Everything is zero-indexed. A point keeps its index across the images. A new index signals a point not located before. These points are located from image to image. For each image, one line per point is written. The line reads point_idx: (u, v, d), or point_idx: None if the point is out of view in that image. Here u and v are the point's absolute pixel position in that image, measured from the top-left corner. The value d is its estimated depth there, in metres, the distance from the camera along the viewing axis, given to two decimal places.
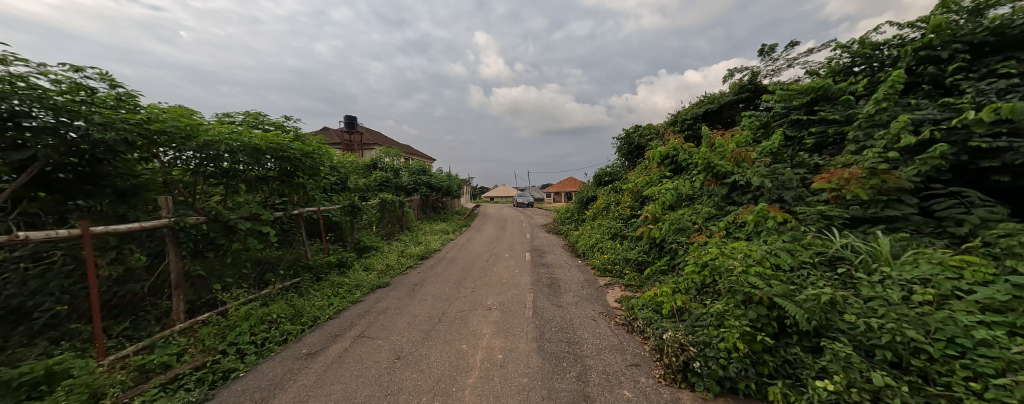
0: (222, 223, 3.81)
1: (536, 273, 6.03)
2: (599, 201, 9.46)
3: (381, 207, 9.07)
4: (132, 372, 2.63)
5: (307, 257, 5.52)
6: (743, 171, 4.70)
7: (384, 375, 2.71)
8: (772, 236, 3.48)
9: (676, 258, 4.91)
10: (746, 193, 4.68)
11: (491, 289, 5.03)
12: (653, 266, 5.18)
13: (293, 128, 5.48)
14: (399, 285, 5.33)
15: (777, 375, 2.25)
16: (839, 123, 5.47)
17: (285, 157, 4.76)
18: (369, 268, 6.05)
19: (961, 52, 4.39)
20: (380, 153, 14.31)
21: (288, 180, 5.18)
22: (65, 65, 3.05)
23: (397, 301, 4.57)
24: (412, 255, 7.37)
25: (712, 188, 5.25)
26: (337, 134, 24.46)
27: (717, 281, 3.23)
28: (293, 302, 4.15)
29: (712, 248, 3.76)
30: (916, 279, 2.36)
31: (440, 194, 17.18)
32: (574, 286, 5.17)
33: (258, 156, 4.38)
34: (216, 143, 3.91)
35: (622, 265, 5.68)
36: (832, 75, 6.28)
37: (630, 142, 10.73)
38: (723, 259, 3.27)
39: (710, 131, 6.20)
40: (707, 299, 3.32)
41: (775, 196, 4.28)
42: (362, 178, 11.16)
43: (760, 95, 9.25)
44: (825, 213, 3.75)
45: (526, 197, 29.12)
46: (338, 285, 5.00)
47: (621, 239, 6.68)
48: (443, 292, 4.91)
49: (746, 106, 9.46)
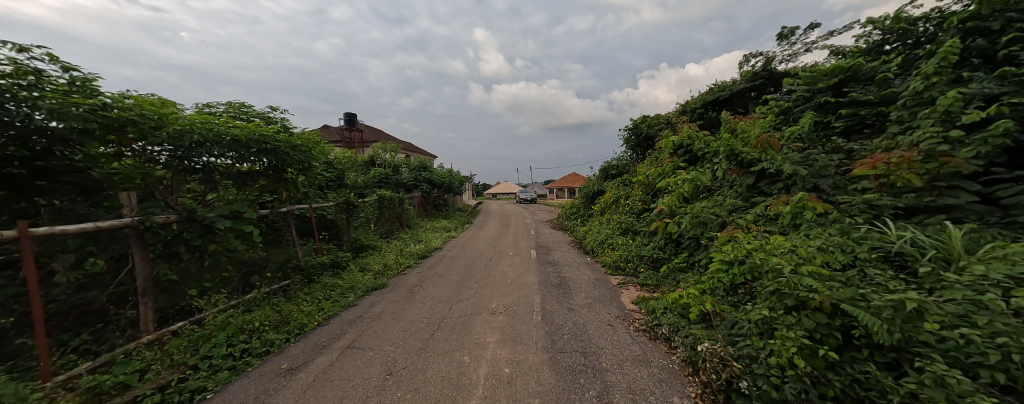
0: (199, 222, 3.41)
1: (543, 271, 5.65)
2: (608, 194, 9.05)
3: (380, 204, 8.74)
4: (82, 395, 2.25)
5: (298, 258, 5.06)
6: (772, 157, 4.26)
7: (373, 397, 2.33)
8: (816, 230, 3.09)
9: (695, 254, 4.64)
10: (777, 182, 4.22)
11: (495, 291, 4.65)
12: (669, 264, 4.91)
13: (280, 121, 5.12)
14: (397, 287, 4.97)
15: (845, 399, 1.85)
16: (872, 106, 5.15)
17: (269, 149, 4.39)
18: (365, 268, 5.73)
19: (1016, 21, 3.98)
20: (378, 149, 13.78)
21: (277, 176, 4.84)
22: (7, 43, 2.67)
23: (393, 304, 4.19)
24: (412, 254, 7.03)
25: (734, 178, 4.81)
26: (338, 132, 24.24)
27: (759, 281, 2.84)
28: (279, 308, 3.83)
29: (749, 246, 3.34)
30: (1013, 280, 1.94)
31: (441, 191, 16.81)
32: (585, 286, 4.79)
33: (237, 148, 4.01)
34: (185, 135, 3.52)
35: (635, 263, 5.34)
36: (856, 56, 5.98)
37: (638, 132, 10.28)
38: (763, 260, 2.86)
39: (729, 117, 5.78)
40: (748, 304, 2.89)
41: (811, 184, 3.85)
42: (359, 175, 10.77)
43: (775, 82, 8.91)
44: (871, 202, 3.34)
45: (529, 192, 28.67)
46: (331, 288, 4.67)
47: (633, 235, 6.28)
48: (444, 294, 4.54)
49: (760, 94, 9.10)
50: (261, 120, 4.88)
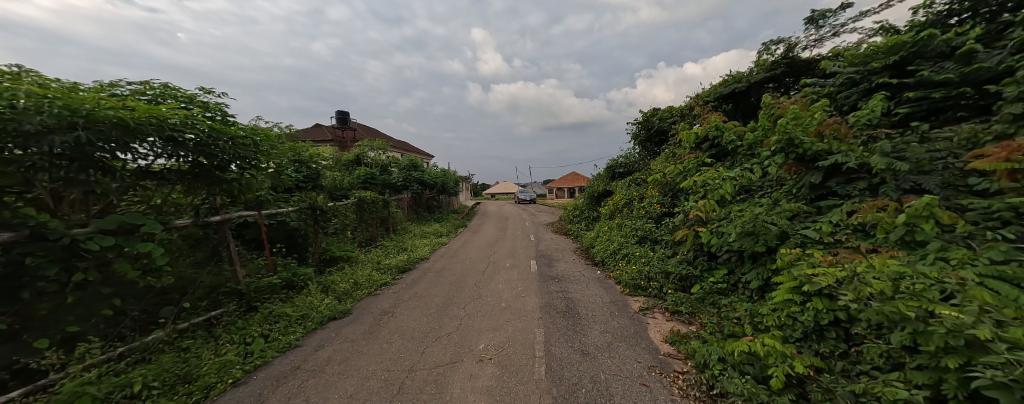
0: (55, 242, 2.39)
1: (546, 291, 4.62)
2: (617, 195, 8.05)
3: (359, 207, 7.69)
4: None
5: (238, 280, 4.00)
6: (847, 148, 3.25)
7: None
8: (958, 253, 2.09)
9: (739, 273, 3.71)
10: (855, 182, 3.21)
11: (485, 322, 3.63)
12: (704, 285, 3.95)
13: (206, 106, 4.03)
14: (363, 314, 3.95)
15: None
16: (948, 87, 4.18)
17: (182, 139, 3.28)
18: (329, 288, 4.69)
19: None
20: (365, 147, 12.69)
21: (212, 176, 3.82)
22: None
23: (350, 345, 3.18)
24: (390, 267, 6.00)
25: (789, 176, 3.80)
26: (329, 130, 23.11)
27: (902, 337, 1.84)
28: (188, 357, 2.80)
29: (853, 274, 2.37)
30: None
31: (434, 192, 15.80)
32: (600, 315, 3.76)
33: (125, 136, 2.81)
34: (27, 114, 2.36)
35: (659, 282, 4.34)
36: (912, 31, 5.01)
37: (649, 126, 9.26)
38: (916, 309, 1.85)
39: (770, 100, 4.76)
40: (869, 374, 2.01)
41: (910, 184, 2.86)
42: (341, 174, 9.70)
43: (796, 73, 7.93)
44: (1019, 208, 2.31)
45: (528, 192, 27.68)
46: (275, 319, 3.64)
47: (652, 244, 5.28)
48: (419, 328, 3.53)
49: (778, 88, 8.12)
50: (178, 104, 3.77)
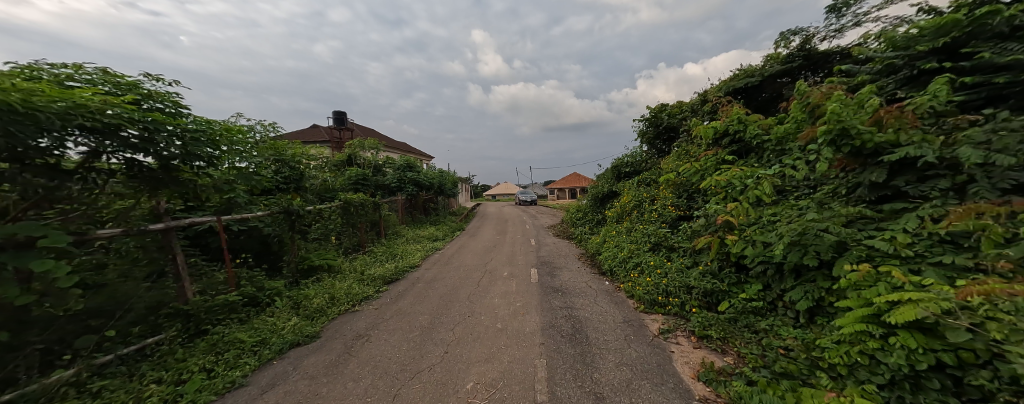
0: None
1: (548, 308, 4.00)
2: (625, 197, 7.45)
3: (345, 210, 7.11)
4: None
5: (187, 298, 3.42)
6: (918, 139, 2.65)
7: None
8: None
9: (778, 289, 3.11)
10: (931, 180, 2.61)
11: (476, 349, 3.03)
12: (735, 302, 3.35)
13: (150, 95, 3.40)
14: (334, 339, 3.36)
15: None
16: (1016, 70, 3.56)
17: (102, 130, 2.73)
18: (301, 304, 4.11)
19: None
20: (358, 147, 12.11)
21: (155, 176, 3.27)
22: None
23: (309, 383, 2.60)
24: (376, 277, 5.42)
25: (837, 173, 3.20)
26: (326, 131, 22.53)
27: None
28: None
29: (964, 304, 1.79)
30: None
31: (431, 194, 15.21)
32: (614, 340, 3.15)
33: (19, 125, 2.30)
34: None
35: (680, 297, 3.74)
36: (957, 8, 4.22)
37: (657, 123, 8.66)
38: None
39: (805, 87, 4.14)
40: None
41: (1010, 183, 2.27)
42: (330, 175, 9.12)
43: (813, 65, 7.25)
44: None
45: (529, 192, 27.12)
46: (226, 346, 3.05)
47: (668, 252, 4.69)
48: (397, 358, 2.93)
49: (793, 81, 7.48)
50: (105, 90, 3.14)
